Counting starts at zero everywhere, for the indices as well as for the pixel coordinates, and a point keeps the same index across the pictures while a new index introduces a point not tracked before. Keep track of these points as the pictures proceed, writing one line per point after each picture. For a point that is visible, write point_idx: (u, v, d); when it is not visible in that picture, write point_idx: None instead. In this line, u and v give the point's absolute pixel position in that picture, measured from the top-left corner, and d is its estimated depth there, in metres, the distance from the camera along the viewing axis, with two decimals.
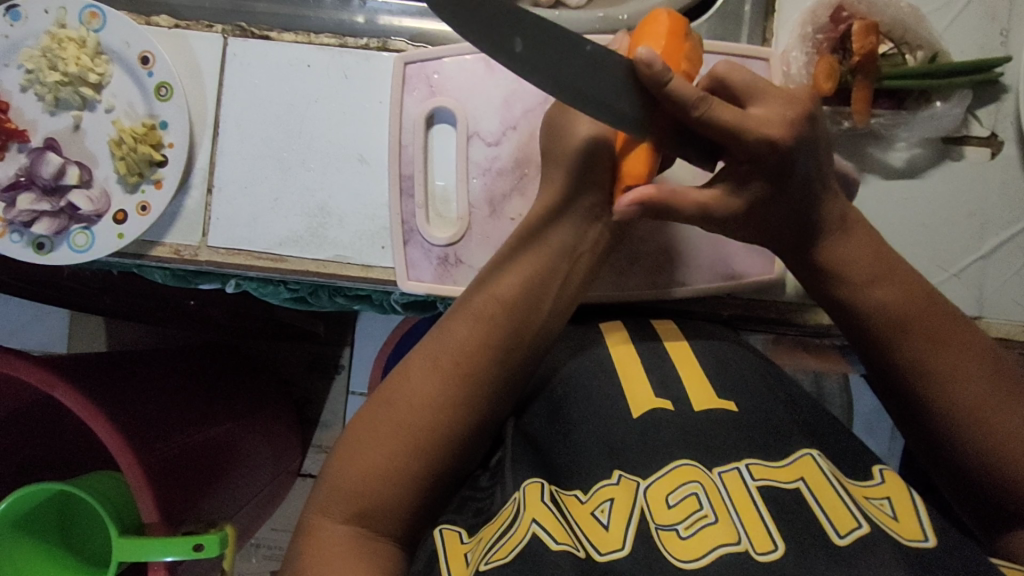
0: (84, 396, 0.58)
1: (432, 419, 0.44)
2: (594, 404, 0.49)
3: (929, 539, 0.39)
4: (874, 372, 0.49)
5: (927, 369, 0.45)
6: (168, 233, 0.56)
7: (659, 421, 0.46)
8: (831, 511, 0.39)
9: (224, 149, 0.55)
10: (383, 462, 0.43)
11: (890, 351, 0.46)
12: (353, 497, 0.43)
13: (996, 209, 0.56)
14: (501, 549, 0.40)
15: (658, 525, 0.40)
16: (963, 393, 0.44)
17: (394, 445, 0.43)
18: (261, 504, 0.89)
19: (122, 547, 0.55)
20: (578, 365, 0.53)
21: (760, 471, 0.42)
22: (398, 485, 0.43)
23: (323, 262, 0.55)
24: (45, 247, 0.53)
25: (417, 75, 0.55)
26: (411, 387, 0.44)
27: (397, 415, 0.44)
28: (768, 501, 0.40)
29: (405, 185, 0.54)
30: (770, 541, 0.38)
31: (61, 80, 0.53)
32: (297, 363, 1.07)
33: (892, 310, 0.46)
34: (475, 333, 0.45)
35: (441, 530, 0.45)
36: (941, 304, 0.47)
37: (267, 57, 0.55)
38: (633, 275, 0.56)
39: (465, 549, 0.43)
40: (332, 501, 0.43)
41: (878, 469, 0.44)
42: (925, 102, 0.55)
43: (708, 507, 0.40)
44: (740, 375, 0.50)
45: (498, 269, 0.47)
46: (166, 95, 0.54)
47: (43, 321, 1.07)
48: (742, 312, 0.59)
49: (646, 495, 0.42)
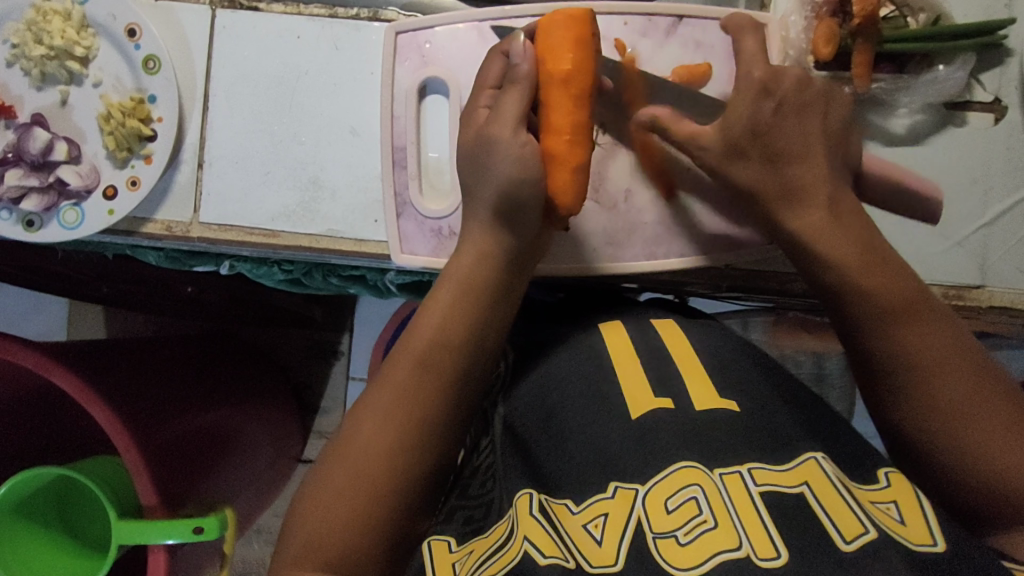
0: (82, 380, 0.57)
1: (393, 463, 0.40)
2: (590, 412, 0.48)
3: (939, 544, 0.37)
4: (858, 368, 0.44)
5: (917, 361, 0.41)
6: (159, 209, 0.55)
7: (655, 422, 0.45)
8: (836, 516, 0.38)
9: (214, 123, 0.55)
10: (343, 517, 0.39)
11: (869, 338, 0.43)
12: (314, 554, 0.38)
13: (1000, 175, 0.55)
14: (494, 565, 0.42)
15: (656, 533, 0.39)
16: (943, 388, 0.40)
17: (352, 497, 0.39)
18: (262, 491, 0.88)
19: (121, 530, 0.54)
20: (574, 369, 0.53)
21: (762, 476, 0.40)
22: (366, 540, 0.39)
23: (317, 236, 0.54)
24: (35, 224, 0.53)
25: (409, 44, 0.54)
26: (377, 426, 0.41)
27: (353, 462, 0.40)
28: (771, 507, 0.39)
29: (398, 157, 0.54)
30: (771, 549, 0.37)
31: (47, 53, 0.52)
32: (296, 348, 1.07)
33: (885, 296, 0.42)
34: (423, 376, 0.42)
35: (430, 541, 0.46)
36: (921, 292, 0.43)
37: (256, 29, 0.54)
38: (631, 248, 0.55)
39: (453, 558, 0.45)
40: (297, 564, 0.38)
41: (884, 472, 0.43)
42: (927, 65, 0.54)
43: (707, 511, 0.39)
44: (742, 378, 0.49)
45: (442, 306, 0.44)
46: (153, 68, 0.53)
47: (42, 308, 1.06)
48: (744, 283, 0.58)
49: (644, 503, 0.41)
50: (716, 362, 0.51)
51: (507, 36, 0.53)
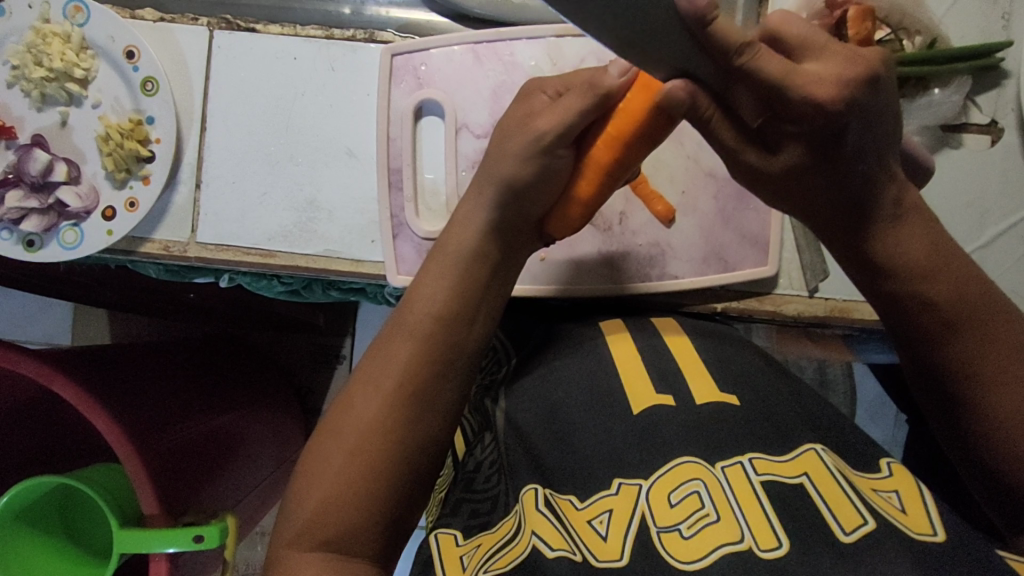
0: (83, 388, 0.58)
1: (387, 440, 0.42)
2: (590, 416, 0.48)
3: (939, 534, 0.37)
4: (915, 369, 0.46)
5: (975, 370, 0.42)
6: (157, 229, 0.55)
7: (658, 418, 0.46)
8: (835, 506, 0.38)
9: (211, 143, 0.55)
10: (342, 490, 0.41)
11: (924, 345, 0.44)
12: (313, 524, 0.40)
13: (997, 198, 0.55)
14: (500, 559, 0.43)
15: (658, 527, 0.40)
16: (999, 400, 0.41)
17: (348, 472, 0.41)
18: (265, 494, 0.89)
19: (123, 541, 0.55)
20: (573, 367, 0.52)
21: (762, 465, 0.41)
22: (369, 508, 0.41)
23: (313, 257, 0.55)
24: (34, 244, 0.53)
25: (404, 66, 0.54)
26: (377, 406, 0.43)
27: (348, 443, 0.42)
28: (772, 495, 0.40)
29: (394, 179, 0.54)
30: (772, 539, 0.38)
31: (46, 76, 0.53)
32: (298, 354, 1.07)
33: (945, 308, 0.43)
34: (416, 360, 0.44)
35: (437, 534, 0.48)
36: (988, 303, 0.43)
37: (254, 50, 0.55)
38: (626, 269, 0.56)
39: (460, 551, 0.46)
40: (296, 542, 0.40)
41: (887, 462, 0.43)
42: (924, 88, 0.54)
43: (710, 505, 0.40)
44: (742, 369, 0.49)
45: (433, 278, 0.46)
46: (152, 90, 0.53)
47: (46, 314, 1.07)
48: (737, 303, 0.57)
49: (647, 497, 0.42)
50: (717, 357, 0.51)
51: (502, 59, 0.53)
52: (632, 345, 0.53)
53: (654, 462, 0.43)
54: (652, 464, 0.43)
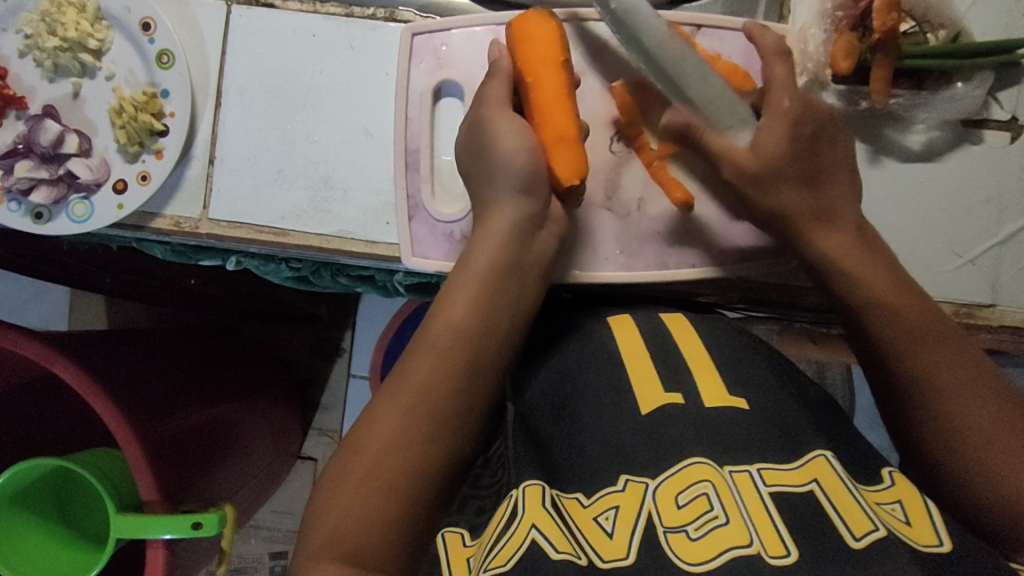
0: (85, 372, 0.56)
1: (410, 423, 0.41)
2: (602, 403, 0.47)
3: (943, 544, 0.38)
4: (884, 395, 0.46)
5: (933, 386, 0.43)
6: (169, 204, 0.54)
7: (669, 414, 0.44)
8: (845, 514, 0.38)
9: (226, 118, 0.54)
10: (358, 476, 0.40)
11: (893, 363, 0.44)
12: (346, 508, 0.40)
13: (1015, 194, 0.55)
14: (499, 555, 0.40)
15: (665, 527, 0.38)
16: (962, 418, 0.42)
17: (369, 457, 0.40)
18: (262, 485, 0.87)
19: (119, 525, 0.53)
20: (586, 355, 0.52)
21: (771, 476, 0.40)
22: (394, 493, 0.40)
23: (327, 237, 0.54)
24: (43, 216, 0.52)
25: (425, 46, 0.53)
26: (400, 387, 0.42)
27: (371, 423, 0.42)
28: (783, 507, 0.38)
29: (410, 159, 0.53)
30: (781, 545, 0.36)
31: (61, 45, 0.52)
32: (296, 344, 1.05)
33: (900, 322, 0.44)
34: (445, 347, 0.43)
35: (443, 533, 0.45)
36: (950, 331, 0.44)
37: (271, 25, 0.54)
38: (642, 258, 0.55)
39: (467, 552, 0.43)
40: (323, 520, 0.40)
41: (889, 472, 0.42)
42: (947, 82, 0.53)
43: (718, 506, 0.38)
44: (751, 369, 0.49)
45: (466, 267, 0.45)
46: (167, 63, 0.52)
47: (44, 298, 1.05)
48: (752, 294, 0.58)
49: (655, 498, 0.40)
50: (727, 353, 0.50)
51: None
52: (646, 333, 0.52)
53: (664, 454, 0.42)
54: (663, 456, 0.42)
